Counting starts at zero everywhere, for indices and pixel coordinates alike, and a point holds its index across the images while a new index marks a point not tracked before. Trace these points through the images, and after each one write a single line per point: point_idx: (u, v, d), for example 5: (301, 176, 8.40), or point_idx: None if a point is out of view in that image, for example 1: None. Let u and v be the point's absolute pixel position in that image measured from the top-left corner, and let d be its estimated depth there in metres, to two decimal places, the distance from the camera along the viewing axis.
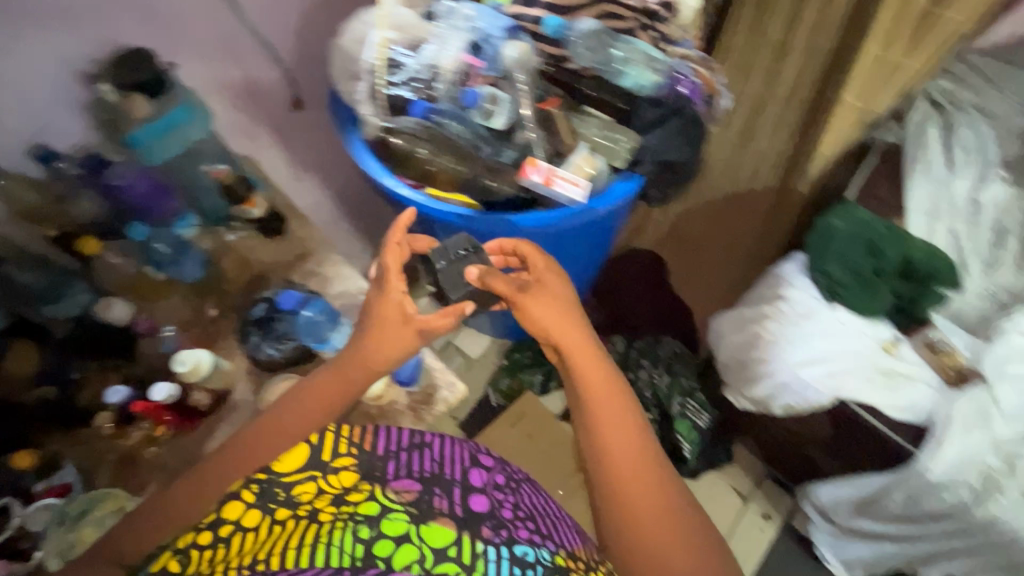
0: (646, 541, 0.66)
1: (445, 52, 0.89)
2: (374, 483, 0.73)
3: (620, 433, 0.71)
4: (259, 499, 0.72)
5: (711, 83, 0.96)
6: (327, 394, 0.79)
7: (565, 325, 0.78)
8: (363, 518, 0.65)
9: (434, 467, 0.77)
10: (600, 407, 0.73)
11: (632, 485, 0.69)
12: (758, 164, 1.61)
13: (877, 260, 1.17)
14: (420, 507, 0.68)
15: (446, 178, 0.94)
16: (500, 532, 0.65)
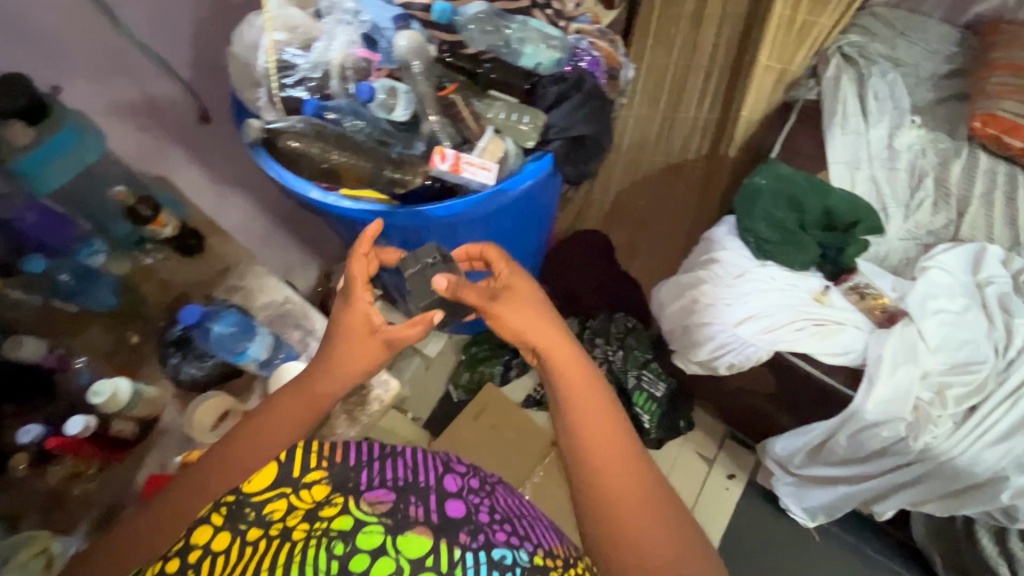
0: (631, 541, 0.60)
1: (337, 46, 0.85)
2: (346, 495, 0.53)
3: (600, 429, 0.67)
4: (229, 521, 0.51)
5: (613, 56, 0.97)
6: (296, 412, 0.73)
7: (540, 326, 0.76)
8: (337, 531, 0.48)
9: (409, 476, 0.59)
10: (580, 405, 0.69)
11: (615, 482, 0.64)
12: (690, 131, 1.62)
13: (799, 214, 1.21)
14: (397, 516, 0.51)
15: (353, 175, 0.88)
16: (480, 536, 0.51)
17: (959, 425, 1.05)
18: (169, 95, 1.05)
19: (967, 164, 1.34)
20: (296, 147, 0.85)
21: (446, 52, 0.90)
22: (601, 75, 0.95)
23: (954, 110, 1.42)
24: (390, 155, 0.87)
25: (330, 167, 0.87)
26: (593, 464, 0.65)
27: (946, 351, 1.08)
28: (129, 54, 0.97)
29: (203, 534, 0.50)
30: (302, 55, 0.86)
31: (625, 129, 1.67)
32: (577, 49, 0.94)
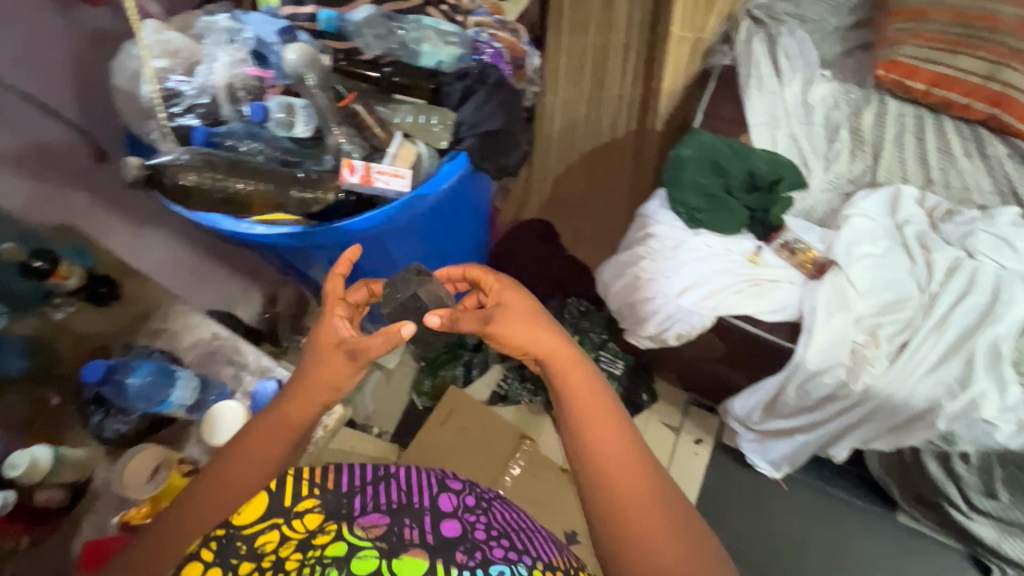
0: (648, 553, 0.61)
1: (221, 67, 0.82)
2: (340, 521, 0.51)
3: (612, 442, 0.67)
4: (219, 555, 0.48)
5: (515, 46, 0.95)
6: (273, 435, 0.70)
7: (540, 341, 0.73)
8: (332, 559, 0.46)
9: (404, 497, 0.55)
10: (591, 419, 0.68)
11: (629, 494, 0.64)
12: (618, 108, 1.63)
13: (725, 179, 1.22)
14: (391, 539, 0.48)
15: (263, 199, 0.83)
16: (477, 555, 0.49)
17: (894, 361, 1.09)
18: (56, 138, 0.98)
19: (877, 111, 1.39)
20: (193, 181, 0.80)
21: (342, 59, 0.87)
22: (506, 66, 0.93)
23: (861, 59, 1.47)
24: (298, 174, 0.83)
25: (235, 194, 0.82)
26: (605, 479, 0.64)
27: (875, 294, 1.13)
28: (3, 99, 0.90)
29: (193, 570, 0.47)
30: (187, 79, 0.82)
31: (555, 115, 1.67)
32: (478, 42, 0.91)
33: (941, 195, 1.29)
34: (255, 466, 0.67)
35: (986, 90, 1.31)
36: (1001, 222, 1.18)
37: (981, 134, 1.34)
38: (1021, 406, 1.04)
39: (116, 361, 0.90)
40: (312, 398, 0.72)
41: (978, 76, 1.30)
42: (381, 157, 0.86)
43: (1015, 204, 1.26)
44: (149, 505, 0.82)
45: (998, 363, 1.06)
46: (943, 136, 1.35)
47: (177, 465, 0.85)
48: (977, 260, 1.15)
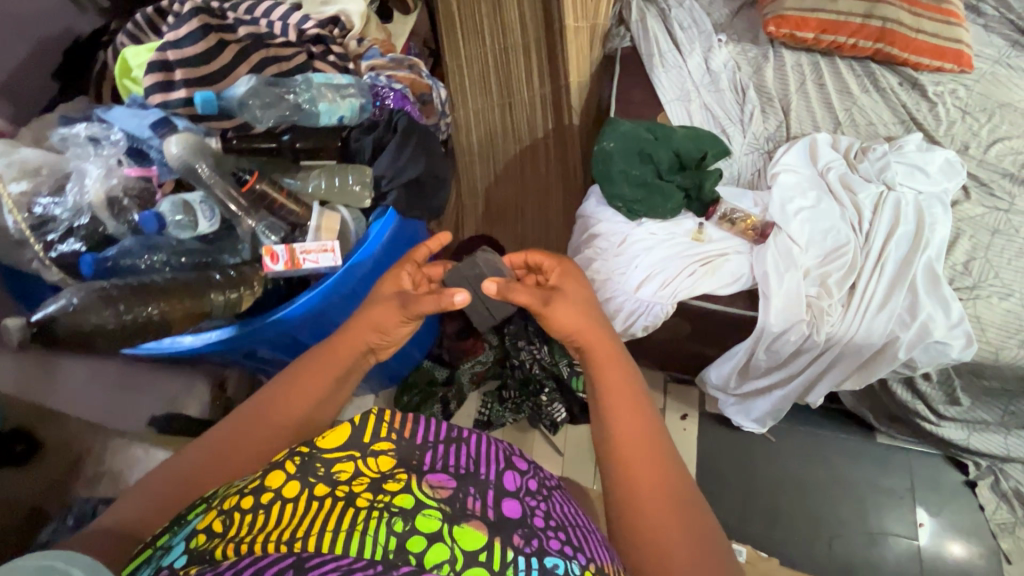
0: (659, 548, 0.60)
1: (95, 181, 0.75)
2: (410, 474, 0.57)
3: (634, 425, 0.69)
4: (300, 474, 0.56)
5: (419, 83, 0.90)
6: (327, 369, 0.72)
7: (588, 330, 0.76)
8: (399, 509, 0.51)
9: (473, 465, 0.62)
10: (619, 411, 0.70)
11: (646, 487, 0.64)
12: (531, 110, 1.58)
13: (653, 164, 1.22)
14: (454, 505, 0.53)
15: (181, 313, 0.72)
16: (534, 541, 0.52)
17: (849, 305, 1.12)
18: None
19: (777, 65, 1.43)
20: (92, 324, 0.66)
21: (234, 139, 0.78)
22: (412, 106, 0.88)
23: (749, 18, 1.52)
24: (215, 276, 0.75)
25: (146, 321, 0.70)
26: (626, 465, 0.66)
27: (816, 244, 1.17)
28: None
29: (275, 479, 0.55)
30: (58, 200, 0.75)
31: (470, 128, 1.64)
32: (377, 88, 0.85)
33: (851, 134, 1.34)
34: (313, 393, 0.71)
35: (868, 28, 1.37)
36: (909, 150, 1.25)
37: (872, 69, 1.41)
38: (966, 320, 1.10)
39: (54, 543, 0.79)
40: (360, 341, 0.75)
41: (858, 16, 1.37)
42: (302, 234, 0.79)
43: (916, 129, 1.34)
44: None
45: (937, 285, 1.12)
46: (840, 77, 1.41)
47: None
48: (897, 191, 1.21)
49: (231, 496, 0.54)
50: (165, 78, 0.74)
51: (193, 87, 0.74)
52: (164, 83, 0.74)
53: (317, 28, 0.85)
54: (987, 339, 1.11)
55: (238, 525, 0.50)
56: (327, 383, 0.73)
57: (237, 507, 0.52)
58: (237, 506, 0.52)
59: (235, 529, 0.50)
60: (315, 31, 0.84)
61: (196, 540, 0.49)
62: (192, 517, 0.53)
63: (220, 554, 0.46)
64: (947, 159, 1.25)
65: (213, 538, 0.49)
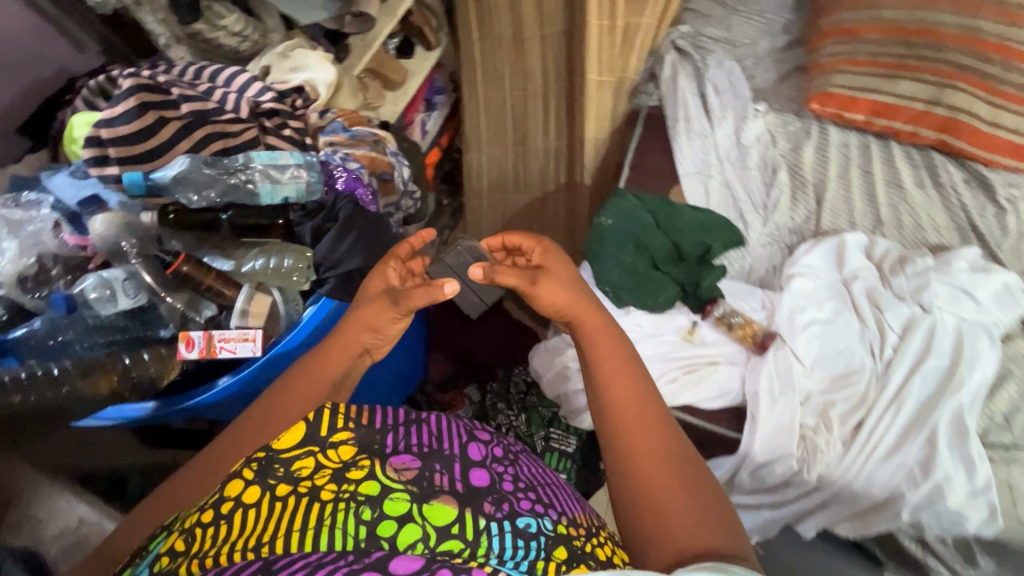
0: (658, 504, 0.53)
1: (8, 257, 0.69)
2: (373, 458, 0.50)
3: (628, 386, 0.61)
4: (258, 476, 0.48)
5: (378, 162, 0.85)
6: (322, 367, 0.62)
7: (577, 302, 0.69)
8: (365, 497, 0.46)
9: (436, 441, 0.56)
10: (613, 374, 0.62)
11: (644, 445, 0.57)
12: (544, 162, 1.51)
13: (648, 252, 1.13)
14: (422, 484, 0.49)
15: (82, 400, 0.68)
16: (505, 505, 0.49)
17: (850, 445, 0.97)
18: None
19: (818, 144, 1.27)
20: None
21: (173, 213, 0.74)
22: (366, 191, 0.82)
23: (797, 85, 1.36)
24: (125, 359, 0.71)
25: (52, 406, 0.67)
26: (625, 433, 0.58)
27: (824, 366, 1.03)
28: None
29: (232, 487, 0.47)
30: None
31: (482, 170, 1.59)
32: (330, 166, 0.81)
33: (893, 237, 1.17)
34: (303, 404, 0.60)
35: (931, 116, 1.19)
36: (958, 270, 1.07)
37: (933, 159, 1.23)
38: (993, 487, 0.92)
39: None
40: (353, 338, 0.65)
41: (921, 102, 1.19)
42: (229, 316, 0.76)
43: (975, 239, 1.15)
44: None
45: (964, 440, 0.94)
46: (891, 167, 1.23)
47: None
48: (935, 315, 1.03)
49: (193, 512, 0.48)
50: (100, 153, 0.71)
51: (124, 165, 0.71)
52: (100, 158, 0.71)
53: (275, 101, 0.81)
54: (1017, 514, 0.93)
55: (200, 539, 0.45)
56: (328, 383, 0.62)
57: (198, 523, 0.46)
58: (197, 521, 0.46)
59: (199, 543, 0.44)
60: (270, 106, 0.80)
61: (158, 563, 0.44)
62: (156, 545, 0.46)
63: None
64: (1005, 285, 1.06)
65: (175, 558, 0.44)
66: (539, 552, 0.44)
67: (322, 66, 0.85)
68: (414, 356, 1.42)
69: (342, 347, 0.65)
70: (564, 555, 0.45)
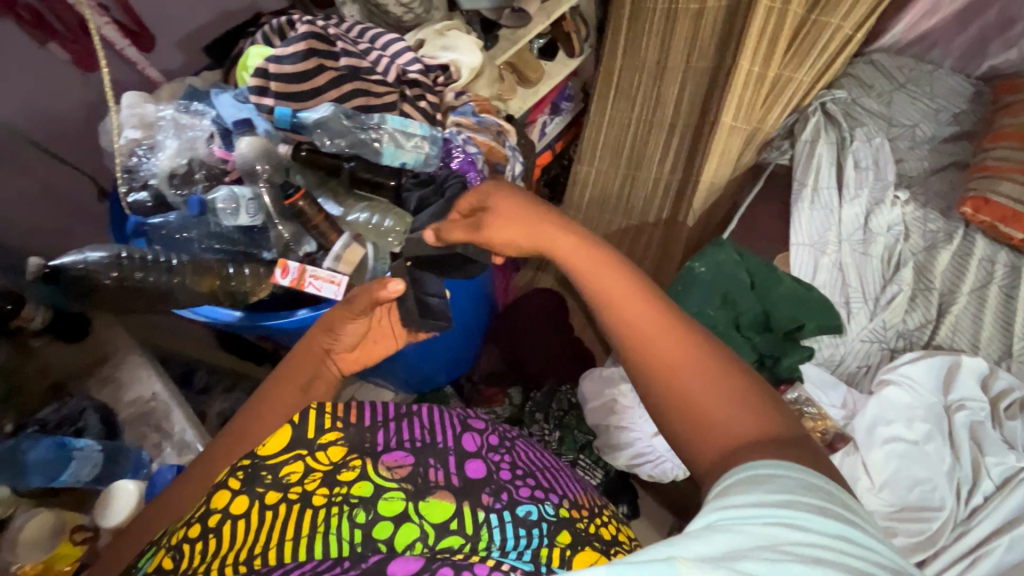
0: (687, 400, 0.50)
1: (168, 153, 0.79)
2: (364, 458, 0.55)
3: (621, 295, 0.56)
4: (245, 485, 0.51)
5: (496, 151, 0.88)
6: (291, 376, 0.66)
7: (539, 226, 0.65)
8: (359, 499, 0.51)
9: (429, 435, 0.61)
10: (607, 287, 0.56)
11: (662, 347, 0.52)
12: (651, 192, 1.48)
13: (733, 313, 1.05)
14: (417, 481, 0.54)
15: (187, 293, 0.76)
16: (503, 496, 0.54)
17: None
18: (67, 183, 1.02)
19: (959, 252, 1.14)
20: (112, 281, 0.73)
21: (303, 151, 0.80)
22: (476, 173, 0.85)
23: (950, 182, 1.24)
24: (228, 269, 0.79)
25: (158, 292, 0.75)
26: (636, 346, 0.53)
27: (893, 489, 0.93)
28: (12, 145, 0.93)
29: (220, 498, 0.50)
30: (148, 154, 0.80)
31: (587, 185, 1.60)
32: (451, 145, 0.85)
33: (1018, 374, 1.04)
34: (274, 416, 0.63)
35: None
36: None
37: None
38: None
39: (20, 437, 0.83)
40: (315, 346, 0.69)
41: None
42: (324, 256, 0.82)
43: None
44: (42, 565, 0.78)
45: None
46: None
47: (71, 532, 0.80)
48: None
49: (178, 529, 0.51)
50: (262, 84, 0.77)
51: (280, 100, 0.77)
52: (261, 88, 0.78)
53: (420, 73, 0.85)
54: None
55: (189, 556, 0.47)
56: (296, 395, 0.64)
57: (185, 539, 0.49)
58: (185, 537, 0.48)
59: (189, 561, 0.47)
60: (415, 76, 0.85)
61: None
62: (142, 562, 0.50)
63: None
64: None
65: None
66: (543, 540, 0.49)
67: (469, 50, 0.90)
68: (472, 341, 1.46)
69: (305, 354, 0.68)
70: (568, 540, 0.51)
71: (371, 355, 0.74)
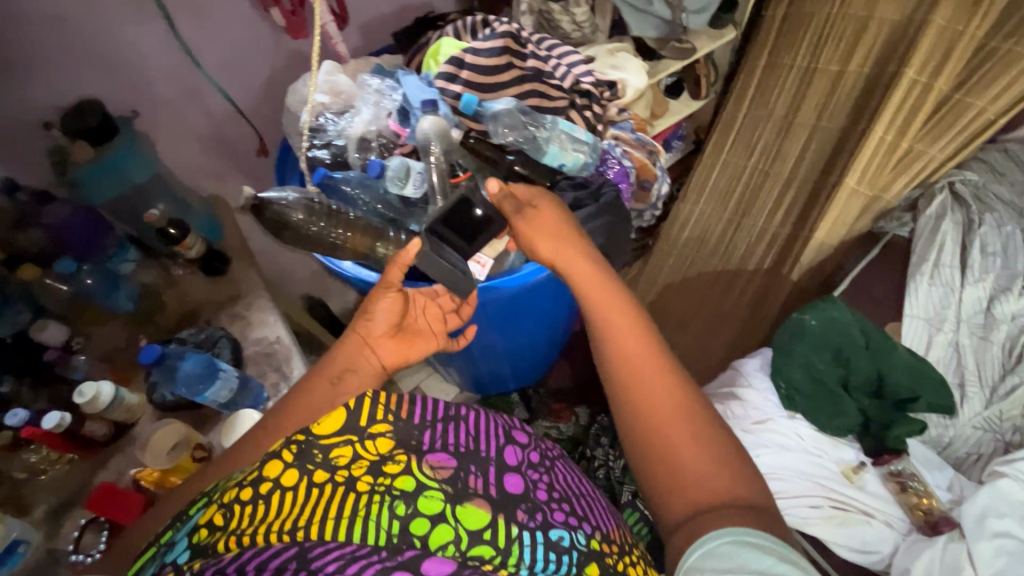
0: (671, 453, 0.61)
1: (362, 119, 0.86)
2: (410, 454, 0.53)
3: (631, 341, 0.67)
4: (297, 459, 0.50)
5: (648, 169, 0.92)
6: (324, 374, 0.73)
7: (563, 255, 0.75)
8: (400, 492, 0.48)
9: (472, 441, 0.59)
10: (621, 333, 0.68)
11: (656, 395, 0.64)
12: (755, 241, 1.48)
13: (845, 371, 1.04)
14: (457, 484, 0.52)
15: (350, 246, 0.85)
16: (537, 516, 0.53)
17: None
18: (236, 131, 1.12)
19: None
20: (298, 219, 0.82)
21: (472, 139, 0.87)
22: (628, 185, 0.90)
23: None
24: (389, 231, 0.86)
25: (326, 240, 0.84)
26: (633, 391, 0.65)
27: None
28: (204, 90, 1.03)
29: (272, 467, 0.49)
30: (335, 118, 0.88)
31: (687, 224, 1.62)
32: (608, 156, 0.89)
33: None
34: (316, 405, 0.70)
35: None
36: None
37: None
38: None
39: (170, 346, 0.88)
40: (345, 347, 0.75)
41: None
42: None
43: None
44: (159, 475, 0.84)
45: None
46: None
47: (193, 449, 0.87)
48: None
49: (230, 487, 0.50)
50: (453, 71, 0.85)
51: (467, 88, 0.84)
52: (450, 75, 0.85)
53: (592, 84, 0.90)
54: None
55: (238, 517, 0.47)
56: (329, 392, 0.71)
57: (235, 499, 0.48)
58: (236, 497, 0.48)
59: (237, 521, 0.46)
60: (588, 86, 0.89)
61: (198, 534, 0.47)
62: (195, 513, 0.50)
63: (223, 548, 0.44)
64: None
65: (214, 531, 0.46)
66: (570, 568, 0.49)
67: (637, 72, 0.96)
68: (552, 351, 1.48)
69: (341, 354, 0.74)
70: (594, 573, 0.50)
71: (413, 346, 0.77)
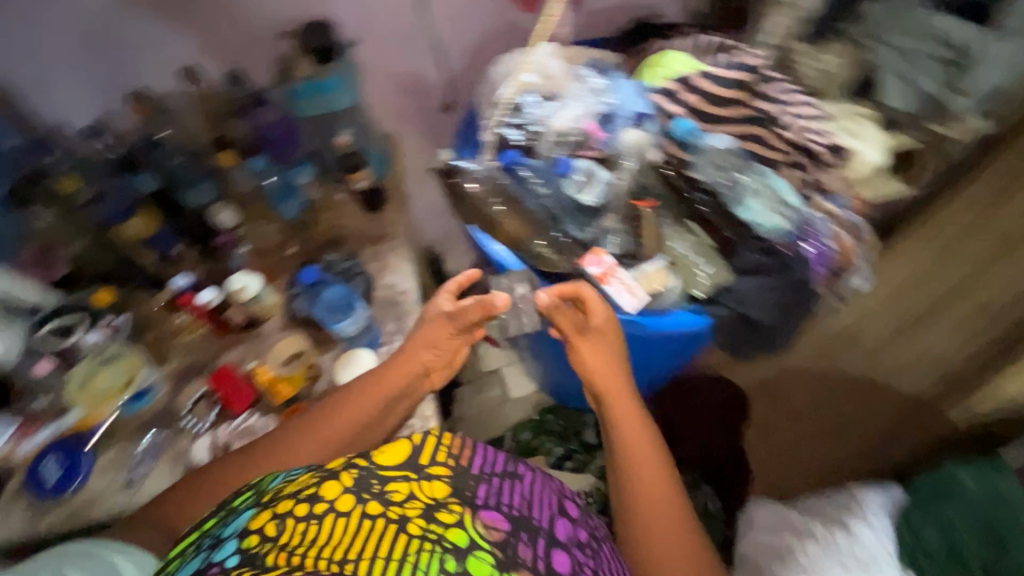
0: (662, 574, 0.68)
1: (568, 113, 0.83)
2: (463, 506, 0.49)
3: (648, 468, 0.74)
4: (355, 486, 0.49)
5: (849, 257, 0.80)
6: (367, 388, 0.79)
7: (609, 374, 0.79)
8: (452, 546, 0.45)
9: (526, 505, 0.52)
10: (641, 458, 0.75)
11: (660, 520, 0.71)
12: (912, 360, 1.33)
13: (997, 553, 0.89)
14: (506, 550, 0.46)
15: (511, 229, 0.84)
16: None
17: None
18: (432, 82, 1.14)
19: None
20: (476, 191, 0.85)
21: (668, 168, 0.80)
22: (822, 267, 0.79)
23: None
24: (552, 231, 0.84)
25: (490, 216, 0.85)
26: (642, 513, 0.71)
27: None
28: (419, 36, 1.06)
29: (330, 490, 0.48)
30: (539, 103, 0.85)
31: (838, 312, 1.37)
32: (809, 228, 0.78)
33: None
34: (363, 409, 0.78)
35: None
36: None
37: None
38: None
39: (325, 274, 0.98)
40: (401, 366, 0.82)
41: None
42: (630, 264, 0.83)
43: None
44: (271, 378, 0.90)
45: None
46: None
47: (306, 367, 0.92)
48: None
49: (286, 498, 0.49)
50: (676, 89, 0.81)
51: (686, 113, 0.80)
52: (671, 93, 0.81)
53: (821, 146, 0.81)
54: None
55: (291, 533, 0.45)
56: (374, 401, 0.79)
57: (290, 513, 0.47)
58: (292, 513, 0.47)
59: (290, 538, 0.45)
60: (819, 148, 0.80)
61: (249, 539, 0.46)
62: (246, 513, 0.50)
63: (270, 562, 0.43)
64: None
65: (265, 542, 0.45)
66: None
67: (876, 147, 0.85)
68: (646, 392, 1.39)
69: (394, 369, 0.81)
70: None
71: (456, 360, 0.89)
